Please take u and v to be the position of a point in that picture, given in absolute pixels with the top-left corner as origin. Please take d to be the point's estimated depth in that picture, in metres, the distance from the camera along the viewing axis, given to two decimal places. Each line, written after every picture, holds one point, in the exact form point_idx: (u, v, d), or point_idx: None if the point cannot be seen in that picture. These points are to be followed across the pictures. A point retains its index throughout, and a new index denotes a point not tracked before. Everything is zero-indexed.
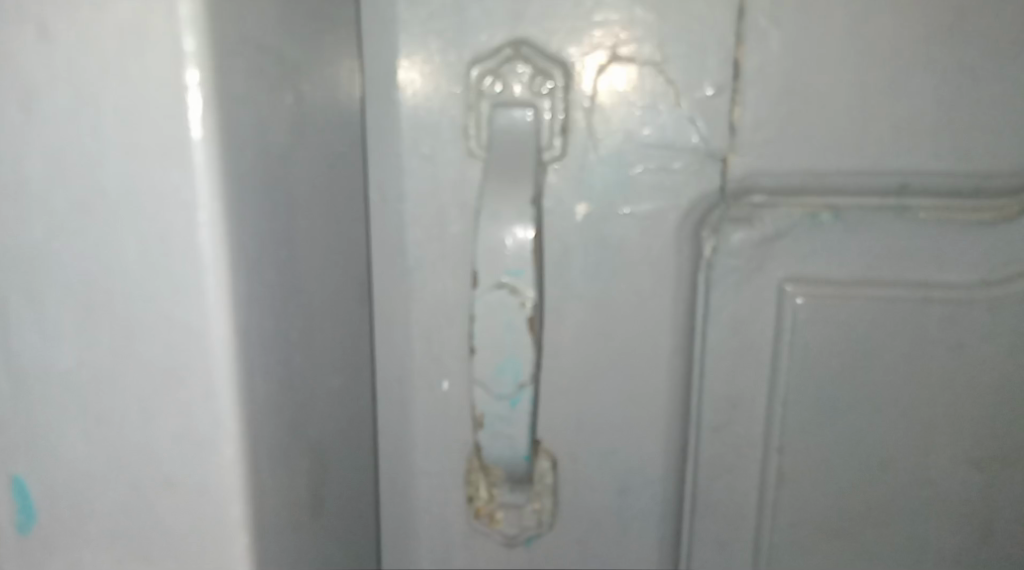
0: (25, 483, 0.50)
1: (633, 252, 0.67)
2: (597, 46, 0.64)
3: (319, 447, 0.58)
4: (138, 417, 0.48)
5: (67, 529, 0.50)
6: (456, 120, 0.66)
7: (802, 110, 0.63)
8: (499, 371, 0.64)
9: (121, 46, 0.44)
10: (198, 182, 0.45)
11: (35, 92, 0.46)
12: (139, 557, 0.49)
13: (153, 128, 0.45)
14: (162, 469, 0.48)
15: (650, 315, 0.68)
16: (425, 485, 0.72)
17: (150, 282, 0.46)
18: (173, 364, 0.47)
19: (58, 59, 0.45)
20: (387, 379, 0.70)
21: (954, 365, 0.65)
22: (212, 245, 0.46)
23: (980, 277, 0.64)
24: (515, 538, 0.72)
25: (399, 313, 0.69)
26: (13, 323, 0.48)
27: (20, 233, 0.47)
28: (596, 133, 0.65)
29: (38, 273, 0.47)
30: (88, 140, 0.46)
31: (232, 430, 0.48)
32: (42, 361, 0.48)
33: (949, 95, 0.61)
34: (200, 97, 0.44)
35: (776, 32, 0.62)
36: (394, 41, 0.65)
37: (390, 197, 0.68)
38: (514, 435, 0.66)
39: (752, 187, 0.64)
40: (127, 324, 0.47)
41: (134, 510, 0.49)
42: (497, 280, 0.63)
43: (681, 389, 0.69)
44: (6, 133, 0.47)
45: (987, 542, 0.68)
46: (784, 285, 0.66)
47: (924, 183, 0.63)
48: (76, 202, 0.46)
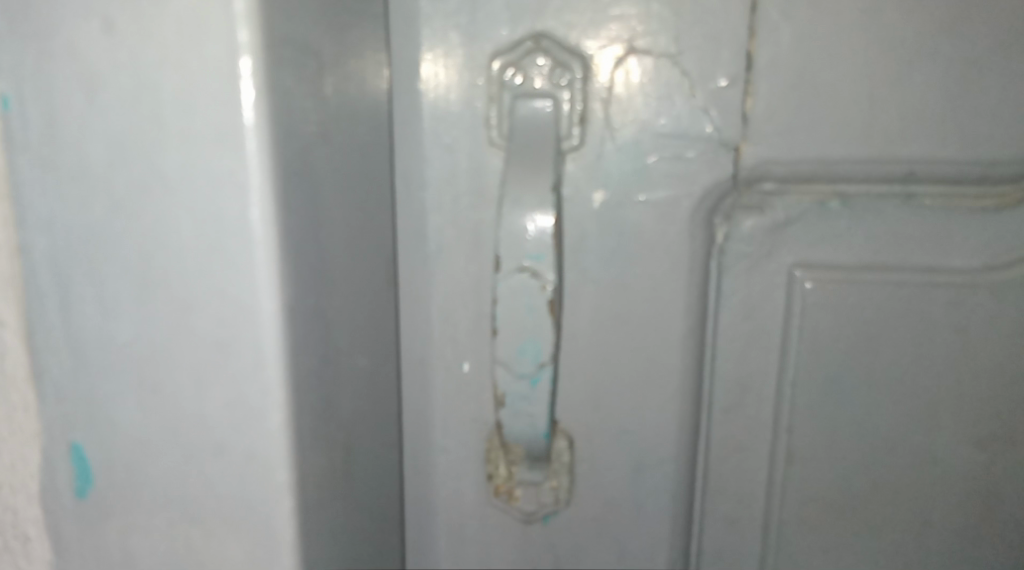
0: (83, 450, 0.53)
1: (648, 238, 0.69)
2: (614, 39, 0.66)
3: (351, 424, 0.60)
4: (191, 386, 0.51)
5: (121, 494, 0.53)
6: (478, 112, 0.69)
7: (811, 101, 0.65)
8: (520, 352, 0.67)
9: (178, 39, 0.47)
10: (250, 167, 0.48)
11: (97, 80, 0.48)
12: (191, 519, 0.53)
13: (208, 115, 0.48)
14: (214, 436, 0.51)
15: (664, 299, 0.70)
16: (447, 463, 0.75)
17: (205, 259, 0.49)
18: (225, 337, 0.50)
19: (118, 50, 0.48)
20: (411, 361, 0.73)
21: (957, 347, 0.68)
22: (263, 225, 0.49)
23: (983, 262, 0.66)
24: (533, 515, 0.75)
25: (422, 297, 0.72)
26: (73, 299, 0.51)
27: (81, 213, 0.50)
28: (613, 123, 0.68)
29: (97, 251, 0.50)
30: (147, 125, 0.48)
31: (279, 401, 0.51)
32: (101, 334, 0.51)
33: (953, 86, 0.64)
34: (252, 86, 0.47)
35: (787, 25, 0.64)
36: (418, 35, 0.68)
37: (414, 185, 0.70)
38: (534, 413, 0.68)
39: (763, 175, 0.67)
40: (182, 299, 0.50)
41: (186, 475, 0.52)
42: (518, 264, 0.66)
43: (693, 370, 0.72)
44: (68, 119, 0.49)
45: (989, 518, 0.70)
46: (794, 270, 0.68)
47: (929, 171, 0.65)
48: (136, 183, 0.49)
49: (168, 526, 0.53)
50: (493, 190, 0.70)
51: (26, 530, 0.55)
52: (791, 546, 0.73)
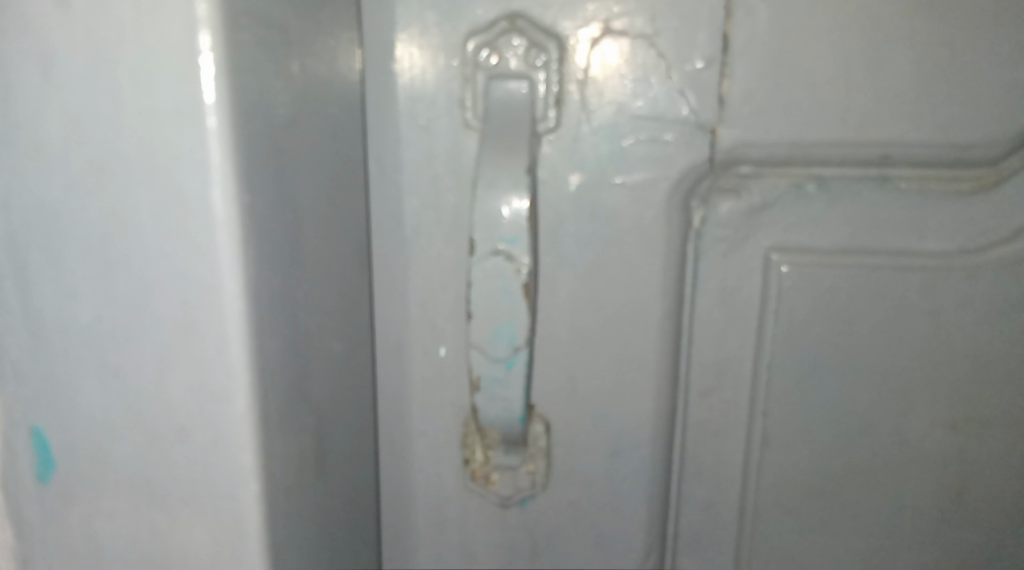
0: (46, 434, 0.52)
1: (624, 221, 0.69)
2: (590, 20, 0.66)
3: (323, 408, 0.60)
4: (155, 369, 0.50)
5: (86, 479, 0.52)
6: (453, 93, 0.68)
7: (787, 83, 0.65)
8: (495, 335, 0.67)
9: (138, 16, 0.46)
10: (211, 146, 0.47)
11: (55, 57, 0.47)
12: (158, 504, 0.52)
13: (169, 93, 0.47)
14: (179, 419, 0.51)
15: (641, 283, 0.70)
16: (423, 447, 0.75)
17: (167, 239, 0.49)
18: (189, 319, 0.49)
19: (77, 27, 0.47)
20: (386, 345, 0.73)
21: (932, 330, 0.68)
22: (226, 205, 0.48)
23: (958, 246, 0.66)
24: (510, 499, 0.75)
25: (397, 281, 0.71)
26: (34, 280, 0.50)
27: (40, 193, 0.49)
28: (589, 105, 0.67)
29: (58, 231, 0.49)
30: (107, 104, 0.48)
31: (245, 383, 0.50)
32: (63, 316, 0.50)
33: (930, 68, 0.64)
34: (213, 63, 0.47)
35: (763, 6, 0.64)
36: (392, 14, 0.67)
37: (388, 167, 0.70)
38: (509, 397, 0.68)
39: (740, 158, 0.67)
40: (144, 280, 0.49)
41: (152, 460, 0.51)
42: (493, 248, 0.65)
43: (670, 354, 0.71)
44: (26, 97, 0.48)
45: (963, 501, 0.70)
46: (770, 253, 0.68)
47: (905, 153, 0.65)
48: (96, 163, 0.48)
49: (134, 511, 0.52)
50: (468, 172, 0.69)
51: None
52: (766, 530, 0.73)
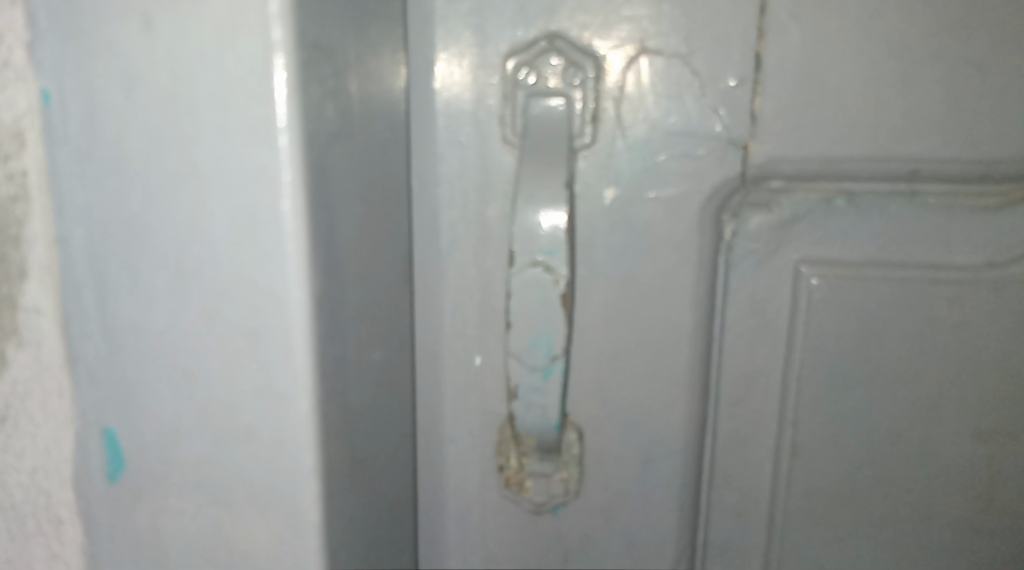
0: (116, 435, 0.55)
1: (658, 234, 0.71)
2: (626, 40, 0.68)
3: (368, 415, 0.62)
4: (222, 373, 0.53)
5: (152, 478, 0.55)
6: (492, 111, 0.70)
7: (818, 101, 0.67)
8: (533, 345, 0.69)
9: (215, 39, 0.49)
10: (282, 163, 0.50)
11: (136, 76, 0.50)
12: (220, 502, 0.54)
13: (243, 111, 0.49)
14: (243, 421, 0.53)
15: (673, 295, 0.72)
16: (458, 454, 0.77)
17: (237, 249, 0.51)
18: (256, 326, 0.52)
19: (158, 48, 0.50)
20: (424, 355, 0.75)
21: (960, 342, 0.70)
22: (292, 217, 0.50)
23: (985, 259, 0.68)
24: (543, 506, 0.76)
25: (435, 292, 0.74)
26: (110, 288, 0.53)
27: (119, 205, 0.52)
28: (624, 122, 0.69)
29: (134, 241, 0.52)
30: (184, 121, 0.50)
31: (304, 388, 0.52)
32: (136, 322, 0.53)
33: (957, 86, 0.65)
34: (284, 83, 0.49)
35: (795, 26, 0.66)
36: (434, 34, 0.70)
37: (428, 182, 0.72)
38: (546, 405, 0.70)
39: (771, 173, 0.69)
40: (215, 288, 0.52)
41: (215, 459, 0.54)
42: (532, 259, 0.68)
43: (701, 364, 0.73)
44: (107, 114, 0.51)
45: (991, 510, 0.72)
46: (800, 266, 0.70)
47: (933, 169, 0.67)
48: (173, 177, 0.51)
49: (197, 510, 0.54)
50: (506, 187, 0.71)
51: (59, 512, 0.57)
52: (795, 538, 0.74)
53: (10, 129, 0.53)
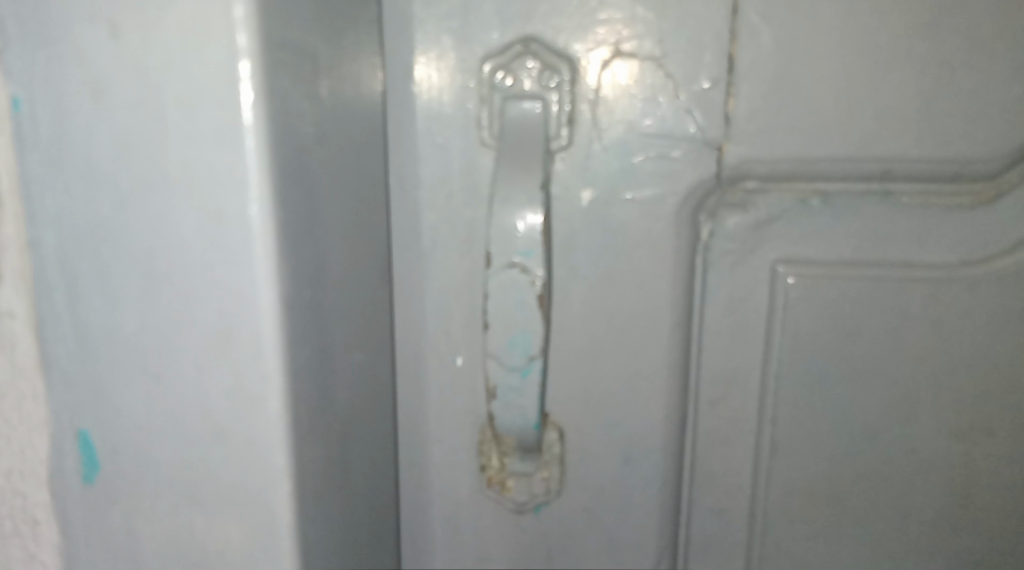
0: (91, 437, 0.55)
1: (635, 235, 0.72)
2: (601, 42, 0.69)
3: (347, 415, 0.63)
4: (195, 375, 0.53)
5: (128, 480, 0.55)
6: (470, 113, 0.71)
7: (791, 102, 0.67)
8: (510, 345, 0.70)
9: (184, 46, 0.50)
10: (251, 166, 0.50)
11: (106, 82, 0.51)
12: (196, 504, 0.55)
13: (212, 117, 0.50)
14: (215, 422, 0.54)
15: (651, 295, 0.73)
16: (440, 454, 0.77)
17: (208, 253, 0.52)
18: (227, 328, 0.52)
19: (127, 55, 0.50)
20: (405, 356, 0.75)
21: (935, 340, 0.70)
22: (262, 220, 0.51)
23: (958, 258, 0.69)
24: (525, 505, 0.77)
25: (415, 293, 0.74)
26: (82, 292, 0.54)
27: (90, 210, 0.52)
28: (600, 124, 0.70)
29: (105, 246, 0.53)
30: (153, 127, 0.51)
31: (278, 389, 0.53)
32: (109, 325, 0.54)
33: (928, 87, 0.66)
34: (251, 88, 0.50)
35: (767, 28, 0.67)
36: (411, 38, 0.70)
37: (407, 185, 0.72)
38: (525, 405, 0.71)
39: (746, 173, 0.69)
40: (186, 291, 0.52)
41: (189, 460, 0.54)
42: (509, 261, 0.68)
43: (680, 364, 0.74)
44: (78, 120, 0.52)
45: (967, 507, 0.72)
46: (777, 265, 0.71)
47: (906, 169, 0.67)
48: (143, 181, 0.51)
49: (172, 511, 0.55)
50: (485, 188, 0.72)
51: (35, 514, 0.58)
52: (776, 535, 0.75)
53: None
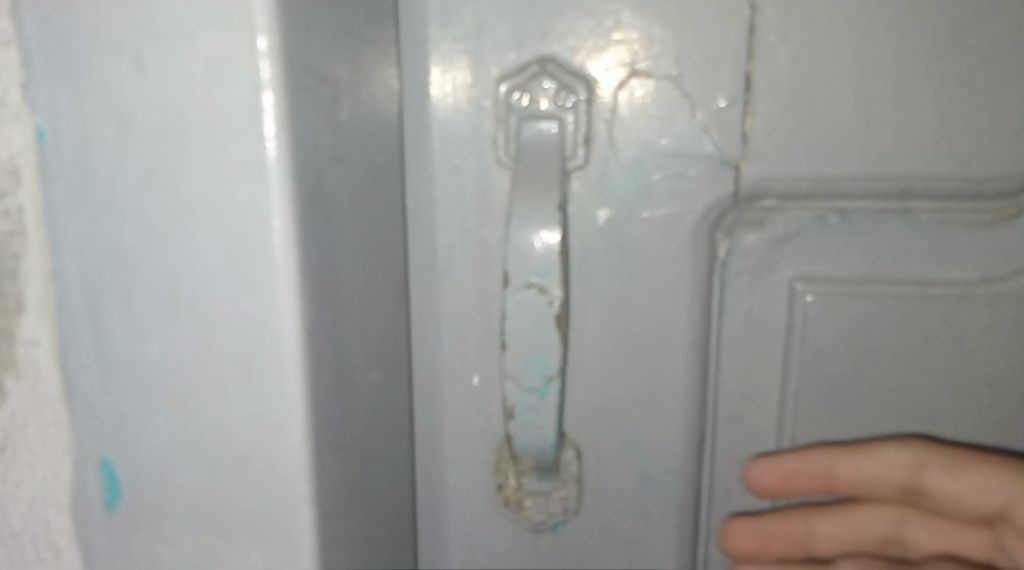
0: (112, 464, 0.55)
1: (652, 253, 0.71)
2: (617, 62, 0.68)
3: (365, 437, 0.62)
4: (217, 403, 0.53)
5: (150, 505, 0.55)
6: (486, 133, 0.71)
7: (808, 120, 0.67)
8: (529, 365, 0.70)
9: (206, 75, 0.50)
10: (274, 194, 0.50)
11: (129, 112, 0.51)
12: (217, 529, 0.55)
13: (234, 145, 0.50)
14: (238, 449, 0.54)
15: (668, 314, 0.72)
16: (458, 474, 0.77)
17: (230, 281, 0.52)
18: (249, 356, 0.52)
19: (149, 84, 0.50)
20: (422, 376, 0.75)
21: (957, 358, 0.70)
22: (284, 247, 0.51)
23: (980, 275, 0.68)
24: (542, 524, 0.76)
25: (432, 313, 0.74)
26: (106, 321, 0.54)
27: (114, 238, 0.53)
28: (616, 143, 0.70)
29: (129, 274, 0.53)
30: (176, 156, 0.51)
31: (299, 415, 0.53)
32: (132, 354, 0.54)
33: (947, 104, 0.66)
34: (274, 116, 0.50)
35: (784, 47, 0.66)
36: (428, 59, 0.70)
37: (423, 205, 0.72)
38: (543, 425, 0.71)
39: (764, 191, 0.69)
40: (209, 319, 0.52)
41: (211, 486, 0.54)
42: (526, 281, 0.68)
43: (698, 382, 0.73)
44: (101, 149, 0.52)
45: None
46: (795, 283, 0.70)
47: (925, 186, 0.67)
48: (165, 210, 0.51)
49: (194, 538, 0.55)
50: (502, 208, 0.72)
51: (57, 541, 0.58)
52: None
53: (6, 166, 0.54)
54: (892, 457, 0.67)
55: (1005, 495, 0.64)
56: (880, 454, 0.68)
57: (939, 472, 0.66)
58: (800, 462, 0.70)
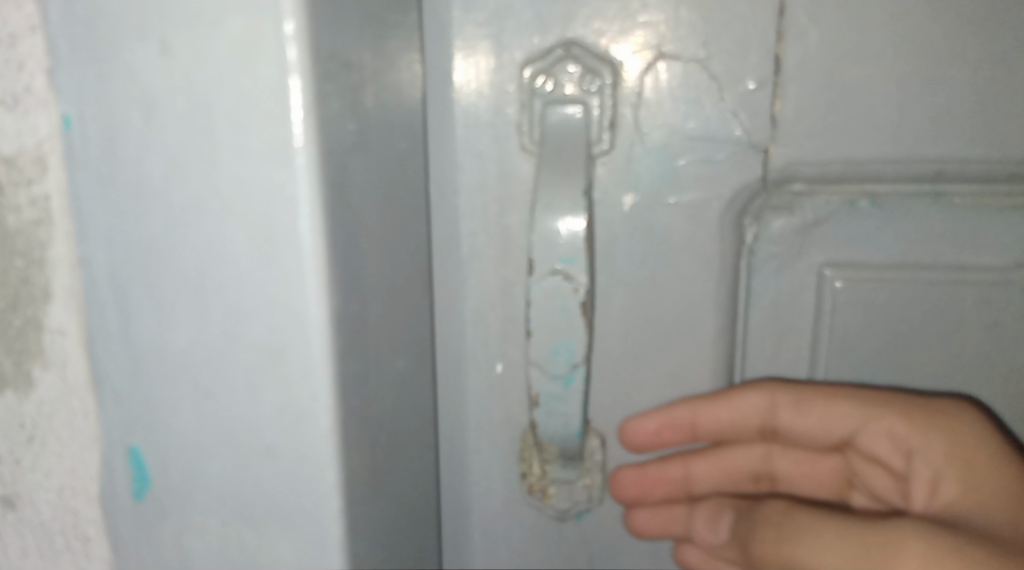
0: (141, 453, 0.55)
1: (679, 240, 0.70)
2: (644, 45, 0.67)
3: (391, 426, 0.62)
4: (245, 393, 0.53)
5: (177, 495, 0.55)
6: (510, 118, 0.70)
7: (839, 103, 0.66)
8: (554, 353, 0.69)
9: (230, 59, 0.49)
10: (300, 180, 0.50)
11: (152, 98, 0.50)
12: (245, 521, 0.55)
13: (259, 131, 0.50)
14: (265, 439, 0.53)
15: (694, 301, 0.71)
16: (482, 464, 0.76)
17: (257, 271, 0.51)
18: (276, 346, 0.52)
19: (173, 69, 0.50)
20: (447, 364, 0.74)
21: (989, 344, 0.69)
22: (311, 235, 0.50)
23: (1014, 260, 0.67)
24: (566, 512, 0.76)
25: (457, 300, 0.73)
26: (133, 309, 0.54)
27: (139, 227, 0.52)
28: (642, 128, 0.69)
29: (156, 264, 0.52)
30: (202, 144, 0.50)
31: (326, 406, 0.52)
32: (159, 343, 0.53)
33: (982, 86, 0.64)
34: (300, 100, 0.49)
35: (815, 29, 0.65)
36: (452, 44, 0.69)
37: (447, 192, 0.71)
38: (568, 413, 0.70)
39: (794, 175, 0.68)
40: (236, 309, 0.52)
41: (237, 477, 0.54)
42: (551, 267, 0.68)
43: (725, 370, 0.72)
44: (126, 135, 0.51)
45: None
46: (824, 269, 0.69)
47: (960, 170, 0.66)
48: (191, 197, 0.51)
49: (222, 529, 0.55)
50: (527, 194, 0.71)
51: (86, 530, 0.58)
52: None
53: (33, 154, 0.54)
54: (746, 401, 0.70)
55: (853, 425, 0.69)
56: (732, 400, 0.70)
57: (789, 412, 0.70)
58: (668, 419, 0.72)
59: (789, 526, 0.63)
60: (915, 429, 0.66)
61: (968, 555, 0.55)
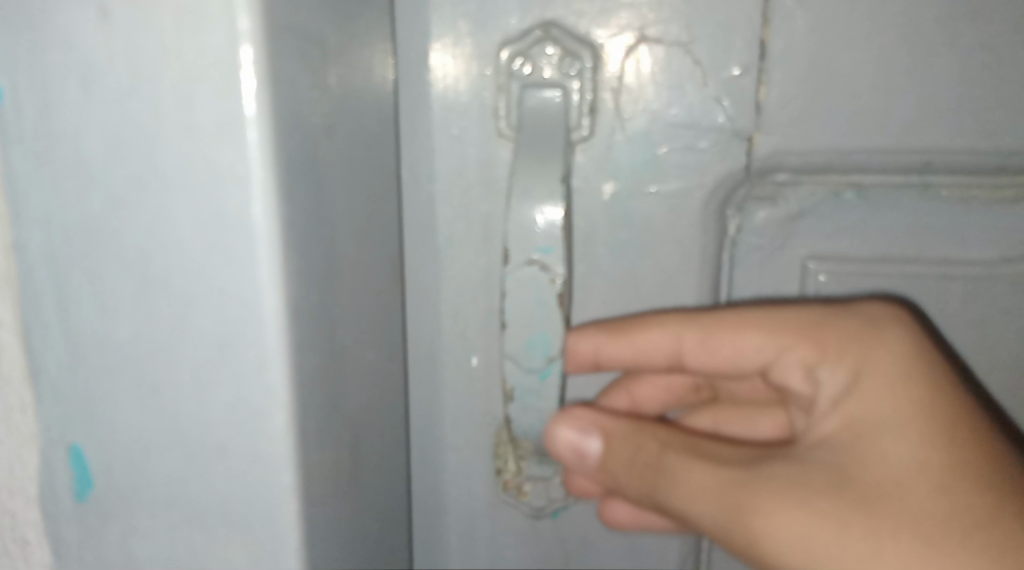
0: (83, 451, 0.53)
1: (659, 231, 0.68)
2: (625, 28, 0.65)
3: (357, 422, 0.59)
4: (193, 388, 0.50)
5: (124, 496, 0.52)
6: (486, 102, 0.67)
7: (826, 90, 0.64)
8: (529, 347, 0.65)
9: (178, 28, 0.46)
10: (253, 160, 0.47)
11: (94, 71, 0.47)
12: (197, 524, 0.52)
13: (209, 106, 0.47)
14: (216, 437, 0.51)
15: (675, 294, 0.69)
16: (453, 461, 0.74)
17: (206, 257, 0.49)
18: (227, 337, 0.49)
19: (117, 40, 0.47)
20: (418, 357, 0.72)
21: (975, 342, 0.67)
22: (265, 219, 0.48)
23: (1001, 254, 0.66)
24: (542, 510, 0.74)
25: (430, 291, 0.71)
26: (73, 295, 0.51)
27: (79, 208, 0.49)
28: (623, 113, 0.66)
29: (96, 247, 0.50)
30: (146, 119, 0.48)
31: (284, 400, 0.50)
32: (100, 334, 0.51)
33: (974, 72, 0.62)
34: (253, 73, 0.47)
35: (802, 12, 0.63)
36: (427, 23, 0.66)
37: (420, 178, 0.69)
38: (543, 412, 0.66)
39: (777, 165, 0.66)
40: (183, 298, 0.49)
41: (187, 477, 0.52)
42: (527, 257, 0.64)
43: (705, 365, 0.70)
44: (66, 109, 0.48)
45: None
46: (807, 262, 0.67)
47: (947, 160, 0.64)
48: (135, 176, 0.48)
49: (169, 531, 0.52)
50: (503, 181, 0.68)
51: (26, 533, 0.56)
52: None
53: None
54: (651, 341, 0.67)
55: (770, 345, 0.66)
56: (636, 340, 0.67)
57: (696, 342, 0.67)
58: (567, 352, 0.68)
59: (663, 464, 0.63)
60: (822, 352, 0.63)
61: (816, 508, 0.56)
